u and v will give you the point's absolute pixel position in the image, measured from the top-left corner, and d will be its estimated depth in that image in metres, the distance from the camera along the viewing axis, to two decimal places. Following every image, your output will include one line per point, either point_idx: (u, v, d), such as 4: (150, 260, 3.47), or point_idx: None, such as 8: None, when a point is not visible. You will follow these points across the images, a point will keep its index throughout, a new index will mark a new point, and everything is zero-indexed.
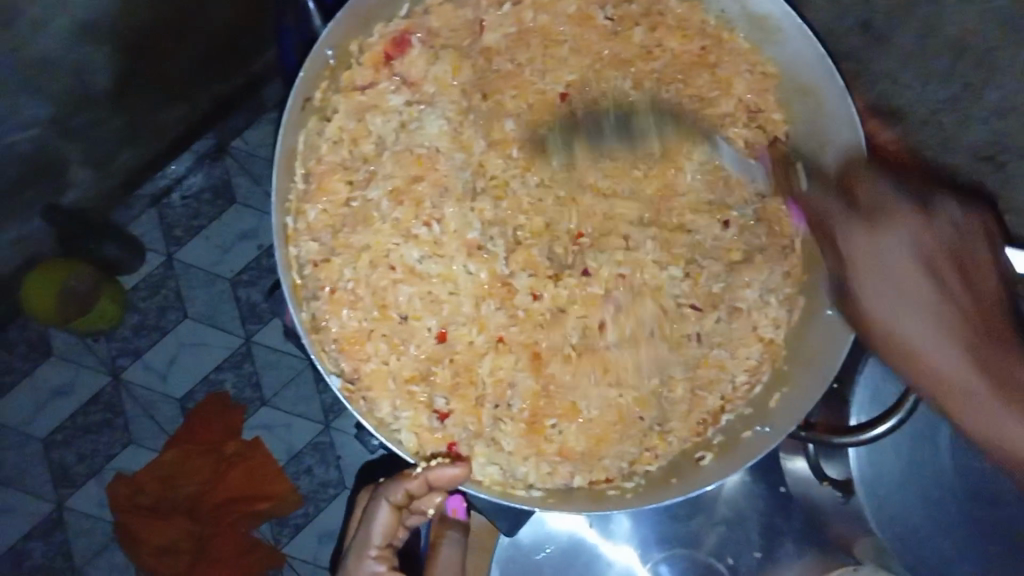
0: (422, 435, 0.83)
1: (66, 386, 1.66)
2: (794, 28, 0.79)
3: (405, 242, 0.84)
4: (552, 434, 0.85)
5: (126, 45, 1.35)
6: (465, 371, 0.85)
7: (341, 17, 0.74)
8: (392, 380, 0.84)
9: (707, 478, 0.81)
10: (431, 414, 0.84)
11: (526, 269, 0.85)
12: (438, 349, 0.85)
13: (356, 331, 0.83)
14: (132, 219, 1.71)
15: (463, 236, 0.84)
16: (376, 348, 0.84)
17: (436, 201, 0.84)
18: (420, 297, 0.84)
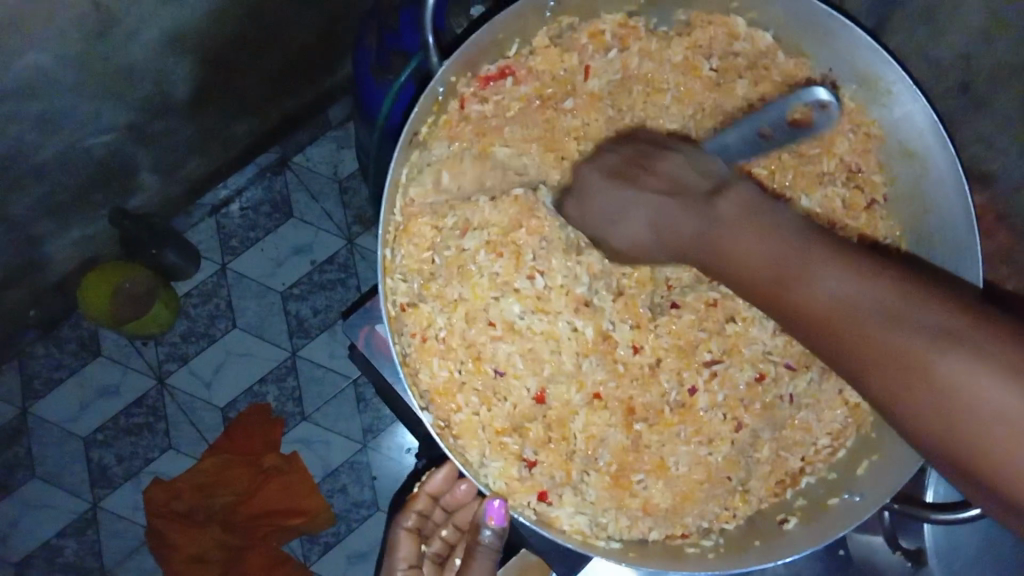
0: (511, 484, 0.83)
1: (113, 386, 1.67)
2: (906, 91, 0.78)
3: (505, 296, 0.84)
4: (637, 489, 0.85)
5: (208, 56, 1.36)
6: (558, 426, 0.85)
7: (458, 55, 0.75)
8: (482, 430, 0.83)
9: (786, 543, 0.79)
10: (520, 464, 0.84)
11: (626, 318, 0.84)
12: (516, 387, 0.85)
13: (447, 383, 0.83)
14: (191, 226, 1.73)
15: (569, 291, 0.83)
16: (466, 400, 0.84)
17: (537, 252, 0.83)
18: (510, 337, 0.85)
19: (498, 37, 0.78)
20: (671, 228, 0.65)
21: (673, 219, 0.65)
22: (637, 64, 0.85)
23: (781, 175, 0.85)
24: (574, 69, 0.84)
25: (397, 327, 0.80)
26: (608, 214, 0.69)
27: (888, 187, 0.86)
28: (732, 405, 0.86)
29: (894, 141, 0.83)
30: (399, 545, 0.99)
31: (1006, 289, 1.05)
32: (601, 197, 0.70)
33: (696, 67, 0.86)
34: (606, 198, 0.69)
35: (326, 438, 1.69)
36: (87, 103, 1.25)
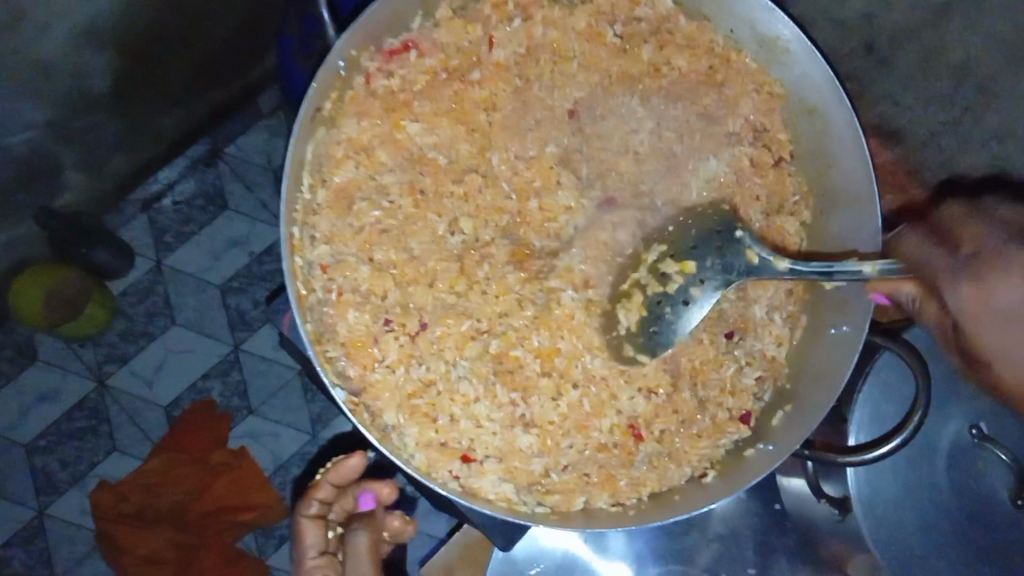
0: (432, 454, 0.82)
1: (52, 391, 1.64)
2: (803, 50, 0.80)
3: (419, 258, 0.83)
4: (563, 450, 0.85)
5: (126, 47, 1.34)
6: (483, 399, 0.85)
7: (355, 29, 0.74)
8: (396, 393, 0.82)
9: (708, 496, 0.80)
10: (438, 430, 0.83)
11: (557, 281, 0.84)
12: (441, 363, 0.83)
13: (363, 334, 0.82)
14: (123, 223, 1.69)
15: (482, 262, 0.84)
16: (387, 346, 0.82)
17: (458, 212, 0.84)
18: (435, 308, 0.84)
19: (398, 11, 0.79)
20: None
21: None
22: (542, 32, 0.86)
23: (689, 138, 0.86)
24: (480, 41, 0.85)
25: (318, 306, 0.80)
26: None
27: (794, 145, 0.87)
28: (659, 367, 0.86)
29: (796, 100, 0.85)
30: (305, 532, 0.94)
31: None
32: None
33: (600, 34, 0.86)
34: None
35: (275, 431, 1.68)
36: (1, 99, 1.22)
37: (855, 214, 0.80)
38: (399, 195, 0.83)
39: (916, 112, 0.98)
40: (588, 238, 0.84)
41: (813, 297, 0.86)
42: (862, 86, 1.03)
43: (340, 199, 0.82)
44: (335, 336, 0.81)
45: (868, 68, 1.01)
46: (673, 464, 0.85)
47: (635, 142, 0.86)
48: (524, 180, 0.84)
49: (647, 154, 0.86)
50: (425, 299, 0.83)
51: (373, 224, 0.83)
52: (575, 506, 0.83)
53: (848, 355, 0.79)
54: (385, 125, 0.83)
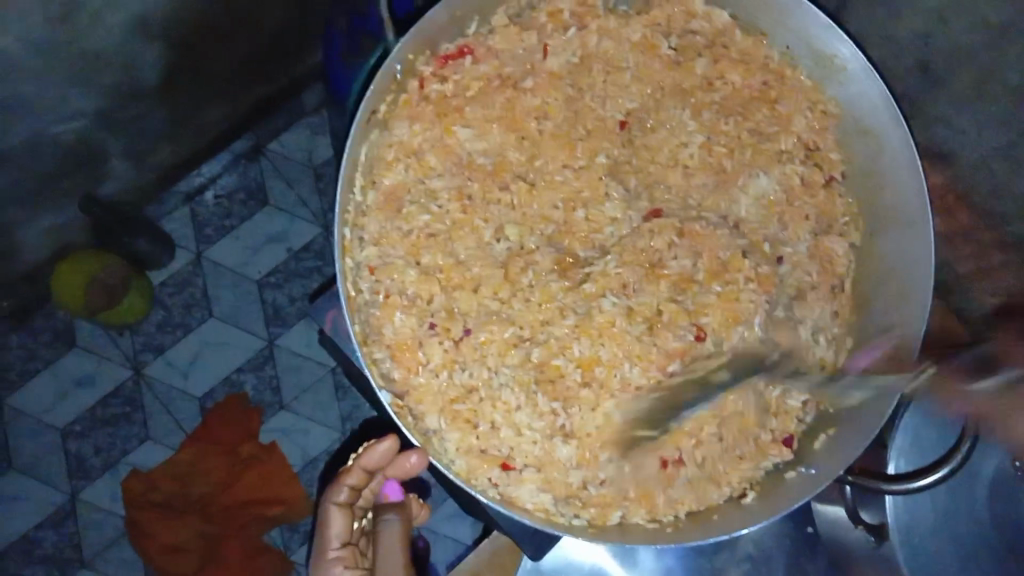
0: (473, 460, 0.81)
1: (89, 377, 1.66)
2: (859, 69, 0.80)
3: (463, 264, 0.83)
4: None
5: (177, 40, 1.36)
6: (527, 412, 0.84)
7: (414, 33, 0.75)
8: (437, 398, 0.82)
9: (748, 519, 0.79)
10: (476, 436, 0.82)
11: (592, 293, 0.82)
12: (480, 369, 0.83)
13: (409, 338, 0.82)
14: (165, 215, 1.72)
15: None
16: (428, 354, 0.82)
17: (504, 219, 0.84)
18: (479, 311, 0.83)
19: (455, 15, 0.79)
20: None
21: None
22: (596, 43, 0.85)
23: (739, 153, 0.86)
24: (533, 48, 0.85)
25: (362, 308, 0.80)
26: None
27: (846, 165, 0.86)
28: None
29: (851, 119, 0.84)
30: (331, 521, 0.89)
31: (970, 267, 1.07)
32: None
33: (654, 45, 0.86)
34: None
35: (305, 426, 1.69)
36: (54, 86, 1.25)
37: (908, 236, 0.79)
38: (447, 200, 0.84)
39: (971, 135, 0.97)
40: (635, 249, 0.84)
41: (861, 320, 0.85)
42: (916, 107, 1.02)
43: (388, 201, 0.83)
44: (377, 338, 0.81)
45: (924, 89, 1.00)
46: (711, 484, 0.84)
47: (685, 155, 0.85)
48: (571, 190, 0.84)
49: (697, 168, 0.85)
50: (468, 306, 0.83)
51: (420, 228, 0.83)
52: (610, 521, 0.81)
53: (896, 377, 0.78)
54: (436, 129, 0.84)
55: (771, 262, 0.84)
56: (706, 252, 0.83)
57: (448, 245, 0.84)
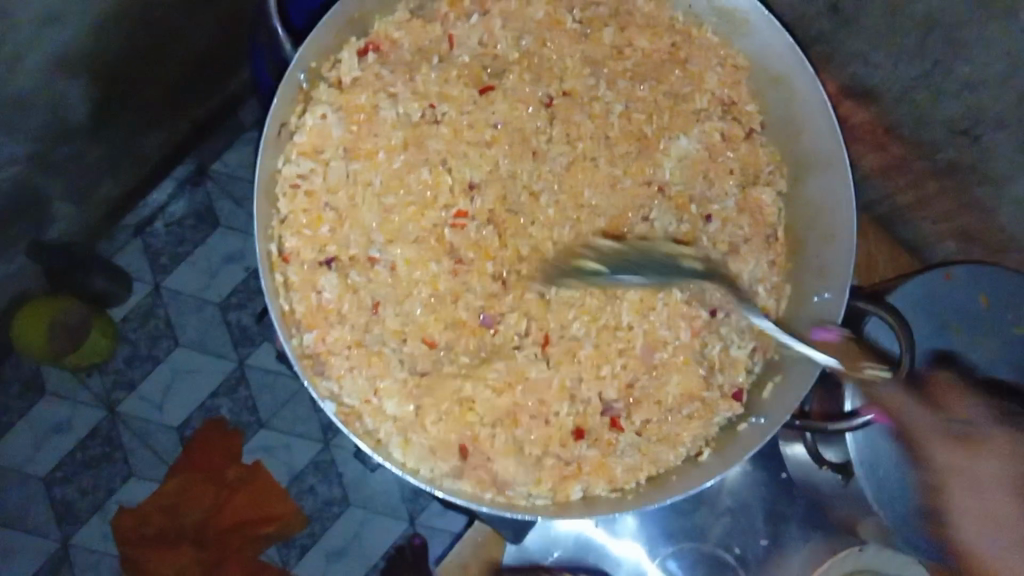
0: (428, 452, 0.82)
1: (64, 423, 1.65)
2: (762, 19, 0.80)
3: (403, 261, 0.83)
4: (563, 433, 0.84)
5: (101, 75, 1.34)
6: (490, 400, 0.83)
7: (311, 40, 0.75)
8: (382, 392, 0.82)
9: (709, 473, 0.79)
10: (431, 428, 0.82)
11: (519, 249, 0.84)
12: (431, 363, 0.83)
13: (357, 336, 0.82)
14: (117, 250, 1.70)
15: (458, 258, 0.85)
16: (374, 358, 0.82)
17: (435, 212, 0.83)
18: (422, 303, 0.83)
19: (354, 15, 0.79)
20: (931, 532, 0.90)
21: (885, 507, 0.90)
22: (501, 25, 0.85)
23: (658, 117, 0.86)
24: (439, 39, 0.84)
25: (304, 325, 0.80)
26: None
27: (763, 116, 0.87)
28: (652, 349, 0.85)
29: (761, 70, 0.85)
30: None
31: (906, 198, 1.08)
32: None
33: (559, 21, 0.86)
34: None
35: (287, 442, 1.68)
36: None
37: (829, 178, 0.80)
38: (375, 204, 0.82)
39: (886, 69, 0.97)
40: (569, 229, 0.84)
41: (797, 266, 0.85)
42: (830, 49, 1.03)
43: (313, 212, 0.81)
44: (325, 350, 0.81)
45: (835, 30, 1.01)
46: (665, 448, 0.84)
47: (607, 125, 0.85)
48: (497, 172, 0.85)
49: (620, 137, 0.86)
50: (411, 301, 0.83)
51: (354, 231, 0.83)
52: (572, 496, 0.82)
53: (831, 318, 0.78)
54: (361, 128, 0.82)
55: (696, 223, 0.85)
56: (627, 211, 0.85)
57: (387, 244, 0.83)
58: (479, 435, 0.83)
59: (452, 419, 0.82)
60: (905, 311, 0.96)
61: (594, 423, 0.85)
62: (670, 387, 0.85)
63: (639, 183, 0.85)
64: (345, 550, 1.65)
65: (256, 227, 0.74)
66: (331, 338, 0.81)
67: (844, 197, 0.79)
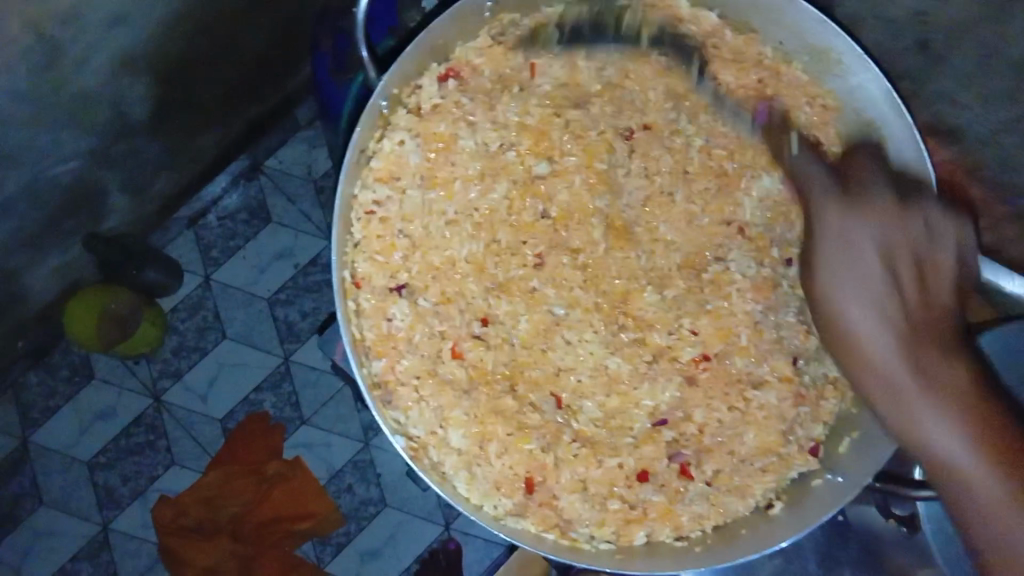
0: (486, 483, 0.81)
1: (110, 408, 1.67)
2: (856, 60, 0.77)
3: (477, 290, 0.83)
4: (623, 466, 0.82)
5: (165, 74, 1.35)
6: (552, 433, 0.82)
7: (394, 70, 0.74)
8: (439, 416, 0.81)
9: (780, 532, 0.77)
10: (491, 458, 0.81)
11: (586, 281, 0.82)
12: (493, 394, 0.82)
13: (423, 364, 0.82)
14: (170, 241, 1.71)
15: (524, 287, 0.83)
16: (436, 386, 0.82)
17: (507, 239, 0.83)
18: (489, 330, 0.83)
19: (438, 42, 0.78)
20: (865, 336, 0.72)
21: (852, 253, 0.73)
22: (584, 56, 0.83)
23: (741, 153, 0.83)
24: (522, 68, 0.83)
25: (373, 352, 0.81)
26: (914, 434, 0.70)
27: None
28: (729, 405, 0.83)
29: (852, 112, 0.82)
30: None
31: None
32: (964, 439, 0.68)
33: (642, 52, 0.84)
34: (978, 463, 0.67)
35: (328, 441, 1.68)
36: (45, 133, 1.25)
37: None
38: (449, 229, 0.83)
39: (974, 110, 0.94)
40: (643, 266, 0.83)
41: None
42: (916, 85, 1.00)
43: (387, 240, 0.82)
44: (393, 380, 0.81)
45: (924, 67, 0.97)
46: (733, 496, 0.82)
47: (687, 160, 0.84)
48: (570, 200, 0.83)
49: (699, 173, 0.83)
50: (465, 321, 0.83)
51: (420, 262, 0.83)
52: (636, 542, 0.81)
53: None
54: (438, 156, 0.83)
55: (777, 267, 0.83)
56: (697, 243, 0.83)
57: (457, 267, 0.83)
58: (545, 465, 0.81)
59: (514, 454, 0.81)
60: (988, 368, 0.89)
61: (662, 468, 0.82)
62: (745, 439, 0.82)
63: (717, 221, 0.83)
64: (380, 553, 1.65)
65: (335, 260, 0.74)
66: (401, 367, 0.81)
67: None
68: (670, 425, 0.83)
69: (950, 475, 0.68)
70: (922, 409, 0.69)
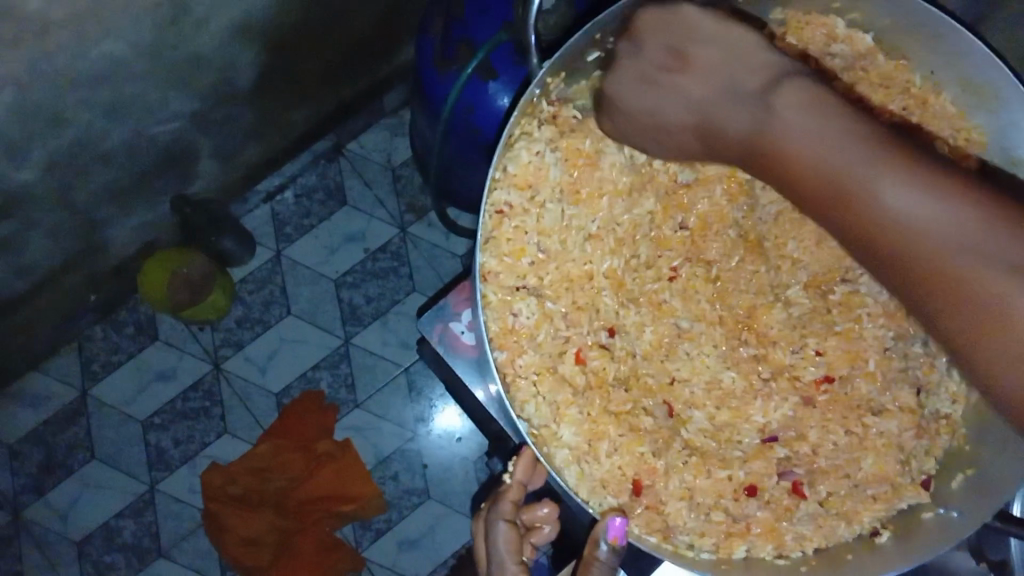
0: (588, 482, 0.79)
1: (170, 370, 1.69)
2: (1018, 97, 0.75)
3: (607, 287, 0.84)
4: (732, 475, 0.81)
5: (274, 46, 1.37)
6: (664, 440, 0.82)
7: (559, 58, 0.74)
8: (549, 408, 0.80)
9: (886, 563, 0.74)
10: (591, 460, 0.80)
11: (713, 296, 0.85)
12: (608, 396, 0.82)
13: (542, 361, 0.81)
14: (247, 212, 1.74)
15: (643, 287, 0.85)
16: (551, 383, 0.81)
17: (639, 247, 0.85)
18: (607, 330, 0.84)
19: (599, 36, 0.78)
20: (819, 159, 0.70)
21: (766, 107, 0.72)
22: None
23: None
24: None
25: (496, 345, 0.79)
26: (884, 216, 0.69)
27: None
28: (847, 428, 0.83)
29: (998, 146, 0.81)
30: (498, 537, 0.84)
31: None
32: (945, 203, 0.67)
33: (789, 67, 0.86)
34: (970, 224, 0.66)
35: (378, 425, 1.69)
36: (154, 90, 1.27)
37: None
38: (578, 238, 0.84)
39: None
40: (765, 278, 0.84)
41: None
42: None
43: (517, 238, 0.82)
44: (514, 373, 0.80)
45: None
46: (840, 521, 0.80)
47: None
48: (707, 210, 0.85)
49: None
50: (591, 330, 0.84)
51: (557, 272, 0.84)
52: (735, 554, 0.79)
53: None
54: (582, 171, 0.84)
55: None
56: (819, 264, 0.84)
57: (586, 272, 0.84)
58: (654, 469, 0.80)
59: (625, 455, 0.80)
60: None
61: (771, 486, 0.82)
62: (862, 465, 0.82)
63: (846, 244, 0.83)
64: (420, 543, 1.64)
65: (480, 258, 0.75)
66: (522, 362, 0.80)
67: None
68: (782, 442, 0.83)
69: (945, 255, 0.66)
70: (885, 191, 0.69)
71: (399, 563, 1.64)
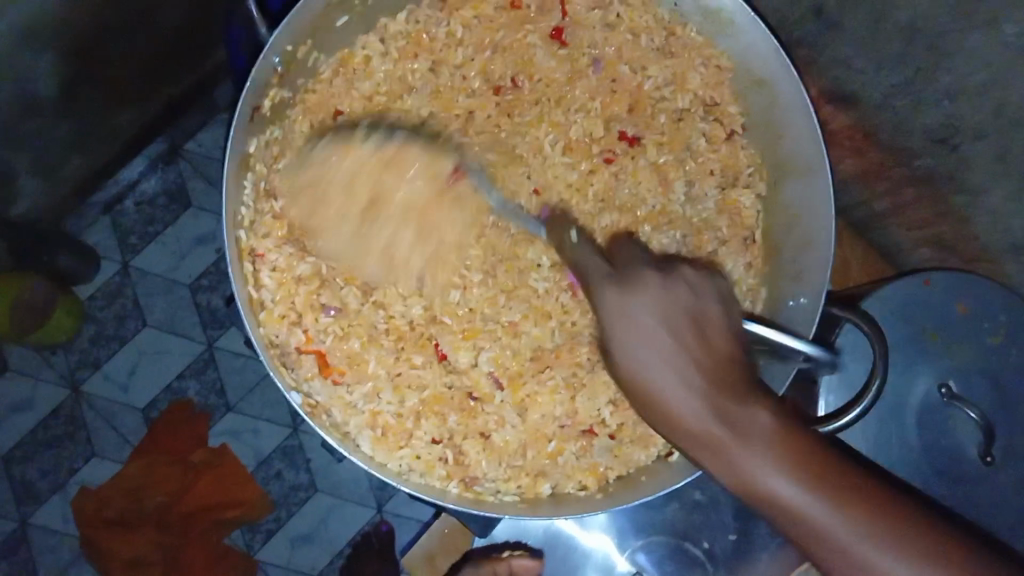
0: (382, 442, 0.85)
1: (26, 400, 1.52)
2: (748, 22, 0.80)
3: None
4: (541, 425, 0.88)
5: (79, 48, 1.24)
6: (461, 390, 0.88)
7: (286, 24, 0.74)
8: (354, 394, 0.85)
9: (675, 475, 0.81)
10: (394, 409, 0.86)
11: (506, 244, 0.86)
12: (413, 362, 0.87)
13: (337, 332, 0.85)
14: (86, 227, 1.56)
15: None
16: (351, 343, 0.86)
17: None
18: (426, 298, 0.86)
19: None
20: (816, 527, 0.61)
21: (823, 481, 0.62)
22: (476, 26, 0.87)
23: (639, 111, 0.89)
24: (440, 34, 0.87)
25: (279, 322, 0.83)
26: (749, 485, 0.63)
27: (743, 117, 0.88)
28: None
29: (743, 71, 0.85)
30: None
31: (883, 203, 1.12)
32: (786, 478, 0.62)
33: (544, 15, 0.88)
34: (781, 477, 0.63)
35: (254, 426, 1.56)
36: None
37: (808, 184, 0.81)
38: None
39: (869, 74, 1.01)
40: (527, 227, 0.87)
41: (772, 269, 0.88)
42: (812, 53, 1.07)
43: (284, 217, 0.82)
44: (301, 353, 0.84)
45: (822, 35, 1.04)
46: (636, 447, 0.87)
47: (591, 124, 0.88)
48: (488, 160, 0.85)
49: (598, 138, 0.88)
50: (398, 303, 0.85)
51: None
52: (542, 492, 0.85)
53: (806, 326, 0.80)
54: None
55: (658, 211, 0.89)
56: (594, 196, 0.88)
57: None
58: (448, 428, 0.87)
59: (429, 417, 0.87)
60: (883, 318, 0.97)
61: (553, 431, 0.89)
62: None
63: (604, 184, 0.88)
64: (314, 540, 1.54)
65: (227, 214, 0.74)
66: (316, 331, 0.85)
67: (818, 161, 0.80)
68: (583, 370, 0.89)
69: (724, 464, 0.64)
70: (768, 479, 0.62)
71: (294, 563, 1.53)
